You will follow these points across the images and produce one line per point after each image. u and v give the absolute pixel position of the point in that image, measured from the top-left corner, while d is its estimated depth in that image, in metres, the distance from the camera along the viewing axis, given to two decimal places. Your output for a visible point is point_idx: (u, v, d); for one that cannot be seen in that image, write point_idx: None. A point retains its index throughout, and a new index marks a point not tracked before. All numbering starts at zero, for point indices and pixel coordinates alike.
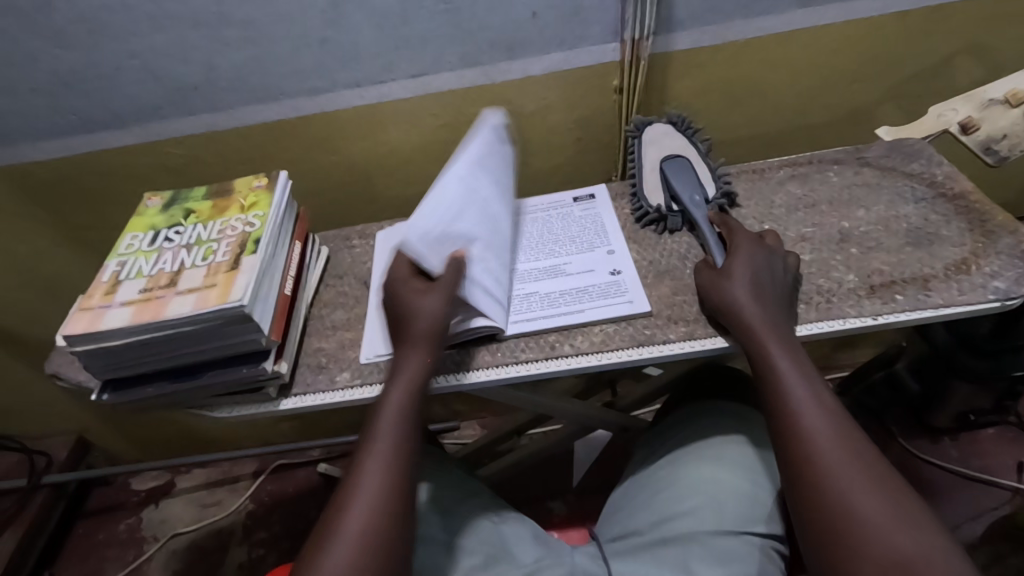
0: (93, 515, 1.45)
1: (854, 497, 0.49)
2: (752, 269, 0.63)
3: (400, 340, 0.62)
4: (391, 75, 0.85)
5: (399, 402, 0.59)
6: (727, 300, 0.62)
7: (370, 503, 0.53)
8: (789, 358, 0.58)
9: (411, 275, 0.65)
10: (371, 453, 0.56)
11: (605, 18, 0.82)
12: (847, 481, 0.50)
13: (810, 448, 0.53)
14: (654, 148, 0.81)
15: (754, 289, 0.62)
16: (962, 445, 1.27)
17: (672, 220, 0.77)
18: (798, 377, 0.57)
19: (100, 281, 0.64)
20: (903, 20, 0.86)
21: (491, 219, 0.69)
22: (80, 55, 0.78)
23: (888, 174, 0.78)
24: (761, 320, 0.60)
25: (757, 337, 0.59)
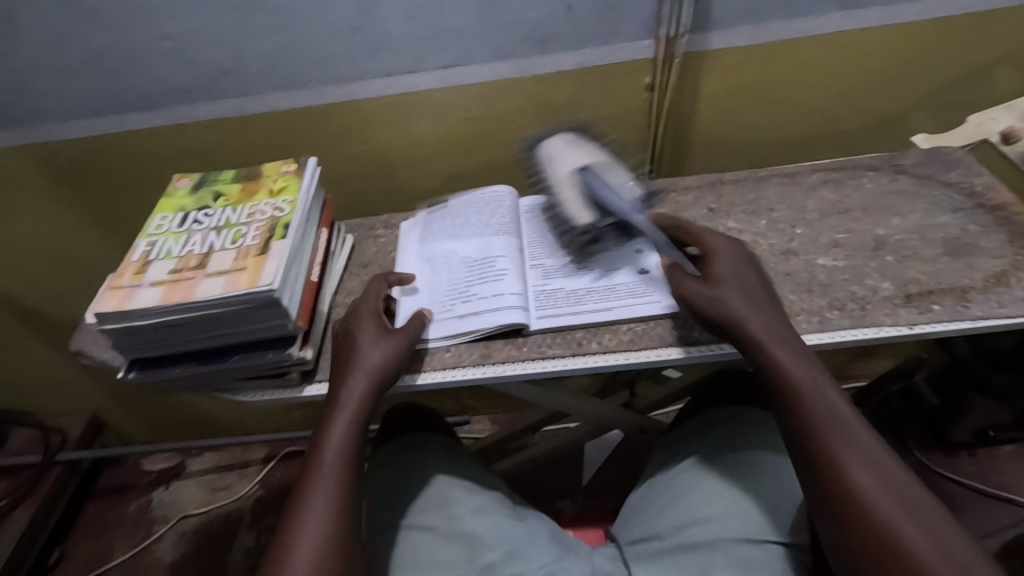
0: (104, 494, 1.46)
1: (890, 511, 0.49)
2: (733, 274, 0.62)
3: (340, 372, 0.63)
4: (422, 65, 0.84)
5: (341, 434, 0.60)
6: (724, 309, 0.60)
7: (315, 540, 0.54)
8: (799, 369, 0.56)
9: (361, 312, 0.66)
10: (316, 488, 0.57)
11: (640, 15, 0.81)
12: (879, 498, 0.50)
13: (837, 467, 0.52)
14: (566, 162, 0.78)
15: (745, 296, 0.61)
16: (979, 461, 1.23)
17: (606, 230, 0.74)
18: (810, 388, 0.56)
19: (130, 260, 0.64)
20: (945, 25, 0.85)
21: (455, 264, 0.75)
22: (114, 34, 0.78)
23: (925, 182, 0.77)
24: (760, 328, 0.59)
25: (764, 349, 0.58)
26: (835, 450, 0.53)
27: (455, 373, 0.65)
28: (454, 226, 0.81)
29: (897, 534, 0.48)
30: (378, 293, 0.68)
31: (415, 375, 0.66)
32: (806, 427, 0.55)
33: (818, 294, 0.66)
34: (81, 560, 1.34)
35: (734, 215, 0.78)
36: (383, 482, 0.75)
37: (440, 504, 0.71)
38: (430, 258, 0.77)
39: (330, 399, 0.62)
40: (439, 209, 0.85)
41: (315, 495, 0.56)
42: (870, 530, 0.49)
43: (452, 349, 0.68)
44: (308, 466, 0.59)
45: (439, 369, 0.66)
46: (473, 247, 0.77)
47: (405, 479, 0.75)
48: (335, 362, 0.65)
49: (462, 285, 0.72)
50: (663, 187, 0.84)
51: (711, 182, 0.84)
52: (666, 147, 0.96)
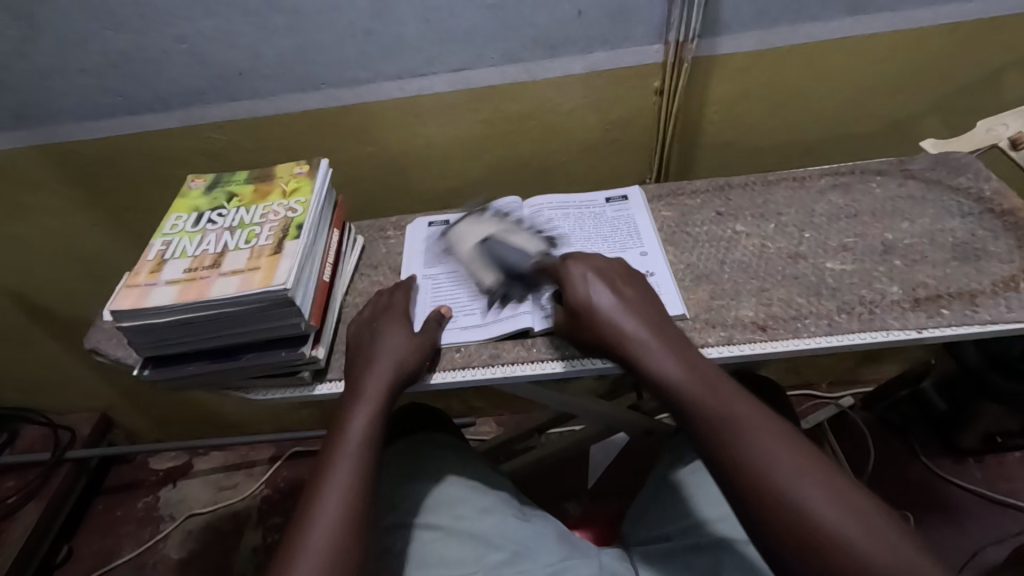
0: (112, 492, 1.47)
1: (795, 484, 0.48)
2: (597, 273, 0.64)
3: (364, 364, 0.64)
4: (433, 68, 0.85)
5: (362, 423, 0.61)
6: (602, 311, 0.61)
7: (335, 517, 0.54)
8: (678, 363, 0.58)
9: (392, 311, 0.69)
10: (338, 468, 0.57)
11: (650, 19, 0.82)
12: (783, 472, 0.49)
13: (735, 451, 0.52)
14: (466, 243, 0.80)
15: (614, 295, 0.62)
16: (987, 467, 1.23)
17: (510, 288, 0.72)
18: (697, 380, 0.56)
19: (146, 259, 0.65)
20: (954, 31, 0.85)
21: (463, 278, 0.76)
22: (130, 36, 0.80)
23: (933, 187, 0.78)
24: (636, 328, 0.60)
25: (643, 349, 0.59)
26: (730, 435, 0.52)
27: (465, 373, 0.66)
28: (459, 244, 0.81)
29: (805, 506, 0.47)
30: (396, 302, 0.70)
31: (424, 375, 0.66)
32: (702, 417, 0.54)
33: (826, 297, 0.67)
34: (88, 557, 1.35)
35: (742, 218, 0.79)
36: (393, 478, 0.76)
37: (450, 503, 0.72)
38: (437, 276, 0.77)
39: (351, 387, 0.64)
40: (440, 224, 0.86)
41: (334, 478, 0.57)
42: (779, 509, 0.48)
43: (461, 350, 0.68)
44: (328, 449, 0.60)
45: (450, 369, 0.66)
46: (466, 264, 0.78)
47: (416, 477, 0.75)
48: (357, 355, 0.66)
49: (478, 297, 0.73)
50: (671, 191, 0.85)
51: (719, 185, 0.84)
52: (674, 150, 0.97)
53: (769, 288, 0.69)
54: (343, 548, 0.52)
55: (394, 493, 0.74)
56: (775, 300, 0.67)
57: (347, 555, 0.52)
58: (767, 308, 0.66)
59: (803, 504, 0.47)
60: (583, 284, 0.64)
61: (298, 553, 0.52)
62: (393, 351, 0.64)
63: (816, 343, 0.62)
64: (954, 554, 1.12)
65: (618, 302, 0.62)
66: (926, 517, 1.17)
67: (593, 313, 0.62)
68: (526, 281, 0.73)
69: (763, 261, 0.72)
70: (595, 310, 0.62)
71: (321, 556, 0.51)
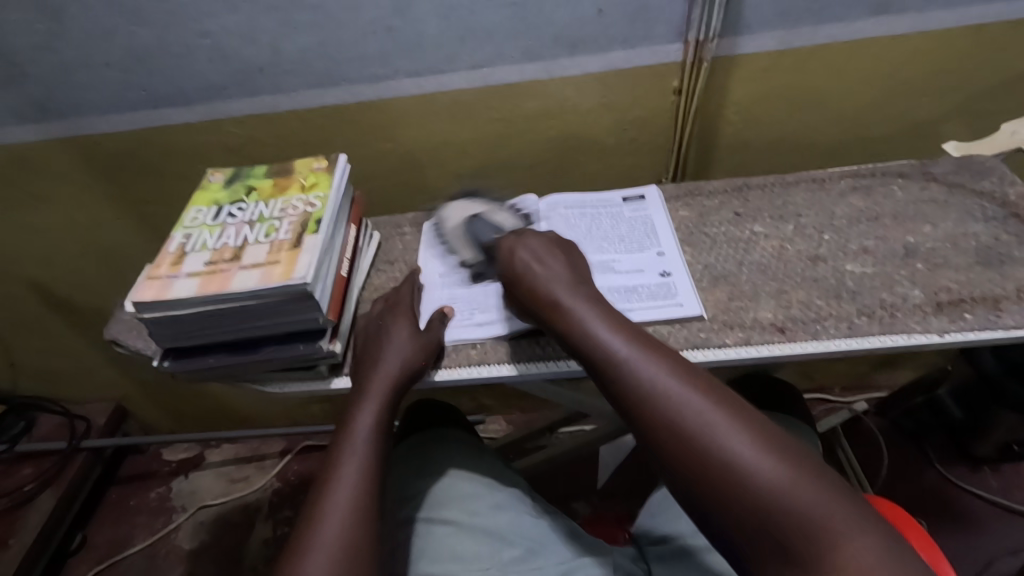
0: (125, 482, 1.48)
1: (708, 422, 0.47)
2: (525, 246, 0.64)
3: (370, 360, 0.65)
4: (452, 65, 0.85)
5: (368, 418, 0.61)
6: (528, 278, 0.61)
7: (344, 511, 0.54)
8: (597, 316, 0.56)
9: (398, 308, 0.69)
10: (347, 461, 0.58)
11: (671, 18, 0.81)
12: (697, 414, 0.47)
13: (647, 396, 0.49)
14: (455, 217, 0.79)
15: (540, 266, 0.62)
16: (1003, 475, 1.21)
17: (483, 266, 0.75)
18: (615, 332, 0.55)
19: (167, 252, 0.66)
20: (979, 33, 0.84)
21: (476, 277, 0.76)
22: (155, 31, 0.80)
23: (956, 191, 0.77)
24: (559, 290, 0.59)
25: (562, 307, 0.58)
26: (642, 382, 0.50)
27: (481, 369, 0.66)
28: None
29: (715, 443, 0.45)
30: (405, 299, 0.70)
31: (436, 371, 0.66)
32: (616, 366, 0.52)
33: (846, 300, 0.66)
34: (102, 545, 1.37)
35: (760, 219, 0.78)
36: (407, 474, 0.76)
37: (462, 498, 0.72)
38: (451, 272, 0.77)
39: (356, 382, 0.64)
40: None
41: (342, 472, 0.57)
42: (681, 447, 0.47)
43: (477, 346, 0.68)
44: (335, 443, 0.60)
45: (465, 365, 0.67)
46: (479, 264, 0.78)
47: (429, 471, 0.76)
48: (363, 353, 0.66)
49: (480, 295, 0.73)
50: (689, 190, 0.84)
51: (738, 185, 0.84)
52: (692, 150, 0.96)
53: (788, 290, 0.68)
54: (351, 538, 0.53)
55: (406, 489, 0.74)
56: (794, 302, 0.67)
57: (360, 548, 0.52)
58: (786, 310, 0.66)
59: (713, 442, 0.46)
60: (512, 258, 0.64)
61: (310, 546, 0.52)
62: (397, 348, 0.64)
63: (835, 346, 0.62)
64: (968, 563, 1.10)
65: (540, 269, 0.62)
66: (940, 525, 1.16)
67: (520, 283, 0.62)
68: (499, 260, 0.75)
69: (782, 262, 0.72)
70: (521, 280, 0.62)
71: (332, 549, 0.52)
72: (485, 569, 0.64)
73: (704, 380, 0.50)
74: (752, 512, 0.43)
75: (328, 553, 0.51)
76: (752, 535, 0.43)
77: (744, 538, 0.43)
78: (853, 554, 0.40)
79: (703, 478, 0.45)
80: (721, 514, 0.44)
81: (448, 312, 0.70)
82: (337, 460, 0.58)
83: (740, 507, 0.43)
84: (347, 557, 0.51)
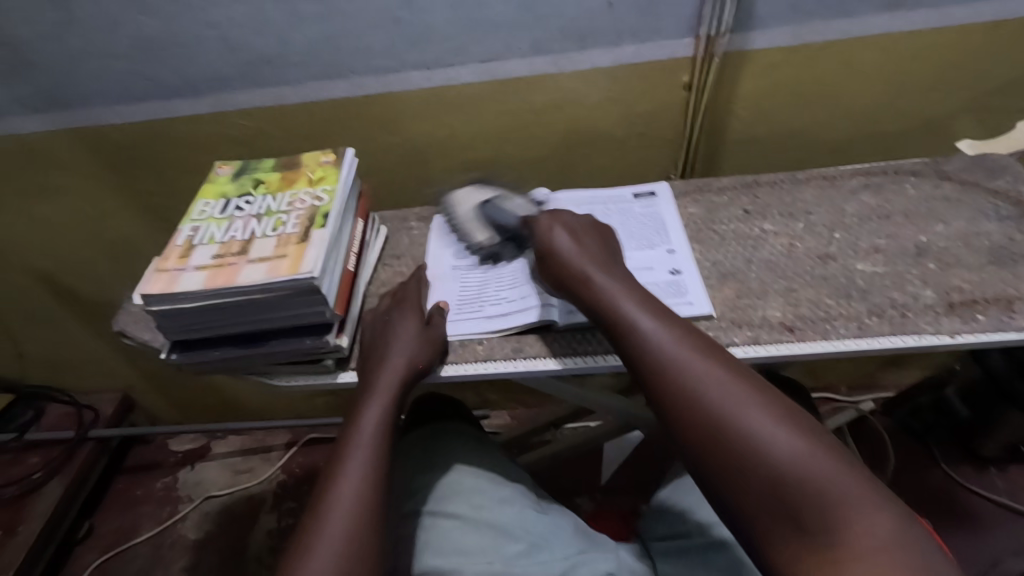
0: (132, 471, 1.49)
1: (728, 402, 0.46)
2: (563, 223, 0.64)
3: (379, 354, 0.65)
4: (461, 59, 0.85)
5: (375, 414, 0.61)
6: (559, 256, 0.62)
7: (351, 505, 0.54)
8: (627, 293, 0.57)
9: (407, 303, 0.69)
10: (353, 456, 0.58)
11: (682, 12, 0.81)
12: (719, 392, 0.47)
13: (670, 375, 0.50)
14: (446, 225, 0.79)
15: (578, 243, 0.62)
16: (1010, 477, 1.20)
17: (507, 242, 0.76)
18: (642, 309, 0.55)
19: (174, 245, 0.66)
20: (995, 29, 0.83)
21: (485, 271, 0.76)
22: (163, 22, 0.80)
23: (970, 190, 0.76)
24: (591, 268, 0.60)
25: (586, 285, 0.59)
26: (666, 360, 0.50)
27: (487, 366, 0.66)
28: None
29: (732, 422, 0.45)
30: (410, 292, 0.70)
31: (439, 366, 0.66)
32: (644, 343, 0.52)
33: (856, 299, 0.65)
34: (109, 534, 1.38)
35: (770, 217, 0.78)
36: (412, 469, 0.76)
37: (467, 493, 0.72)
38: (461, 266, 0.77)
39: (363, 378, 0.64)
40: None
41: (348, 466, 0.57)
42: (689, 413, 0.47)
43: (484, 342, 0.68)
44: (342, 437, 0.60)
45: (471, 361, 0.67)
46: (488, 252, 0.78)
47: (435, 467, 0.76)
48: (370, 348, 0.66)
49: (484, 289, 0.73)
50: (697, 187, 0.84)
51: (748, 182, 0.83)
52: (701, 147, 0.95)
53: (798, 289, 0.68)
54: (357, 532, 0.53)
55: (410, 483, 0.74)
56: (803, 301, 0.66)
57: (366, 543, 0.52)
58: (795, 309, 0.65)
59: (734, 422, 0.45)
60: (548, 236, 0.63)
61: (316, 539, 0.52)
62: (404, 344, 0.64)
63: (844, 345, 0.61)
64: (973, 564, 1.10)
65: (575, 246, 0.62)
66: (945, 525, 1.15)
67: (556, 259, 0.62)
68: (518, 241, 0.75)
69: (792, 260, 0.71)
70: (557, 256, 0.62)
71: (338, 542, 0.52)
72: (489, 564, 0.64)
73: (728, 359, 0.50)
74: (768, 493, 0.43)
75: (334, 546, 0.51)
76: (760, 502, 0.43)
77: (760, 520, 0.43)
78: (866, 531, 0.40)
79: (720, 456, 0.45)
80: (730, 484, 0.44)
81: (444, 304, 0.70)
82: (343, 455, 0.58)
83: (746, 473, 0.44)
84: (351, 551, 0.51)
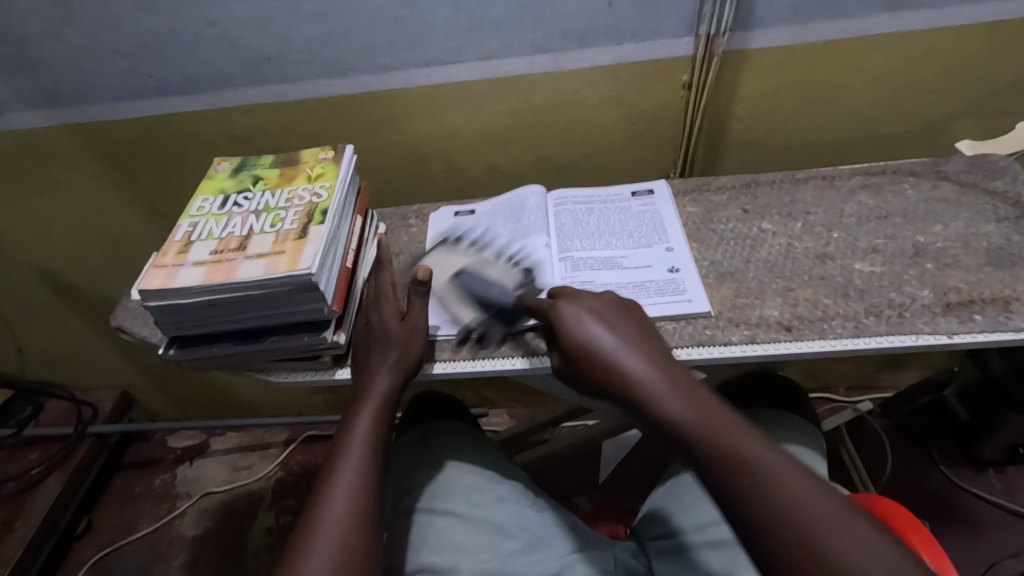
0: (131, 468, 1.50)
1: (788, 506, 0.44)
2: (592, 310, 0.59)
3: (366, 368, 0.64)
4: (460, 57, 0.85)
5: (365, 425, 0.60)
6: (587, 335, 0.57)
7: (344, 512, 0.54)
8: (683, 402, 0.51)
9: (385, 300, 0.67)
10: (346, 463, 0.58)
11: (682, 11, 0.80)
12: (800, 515, 0.43)
13: (751, 500, 0.45)
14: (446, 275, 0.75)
15: (607, 325, 0.57)
16: (1008, 478, 1.20)
17: (489, 326, 0.69)
18: (706, 425, 0.49)
19: (173, 240, 0.66)
20: (995, 30, 0.83)
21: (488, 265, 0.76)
22: (163, 19, 0.80)
23: (968, 191, 0.76)
24: (631, 370, 0.54)
25: (629, 377, 0.53)
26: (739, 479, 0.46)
27: (484, 363, 0.66)
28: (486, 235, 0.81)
29: (795, 527, 0.43)
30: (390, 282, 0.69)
31: (430, 364, 0.66)
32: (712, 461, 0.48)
33: (854, 300, 0.65)
34: (107, 530, 1.38)
35: (769, 216, 0.78)
36: (407, 468, 0.76)
37: (464, 491, 0.72)
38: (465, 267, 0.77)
39: (354, 387, 0.64)
40: (466, 214, 0.85)
41: (341, 473, 0.57)
42: (765, 524, 0.44)
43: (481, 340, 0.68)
44: (334, 447, 0.60)
45: (469, 358, 0.66)
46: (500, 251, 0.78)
47: (431, 465, 0.75)
48: (359, 356, 0.66)
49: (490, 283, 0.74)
50: (696, 186, 0.84)
51: (746, 182, 0.83)
52: (700, 147, 0.96)
53: (795, 288, 0.68)
54: (352, 540, 0.52)
55: (408, 480, 0.74)
56: (801, 300, 0.66)
57: (359, 548, 0.52)
58: (793, 308, 0.65)
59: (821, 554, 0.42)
60: (578, 326, 0.58)
61: (310, 545, 0.52)
62: (391, 348, 0.64)
63: (842, 345, 0.61)
64: (971, 565, 1.10)
65: (618, 339, 0.56)
66: (942, 526, 1.15)
67: (591, 354, 0.56)
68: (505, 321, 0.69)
69: (790, 259, 0.71)
70: (590, 352, 0.56)
71: (333, 550, 0.51)
72: (485, 561, 0.65)
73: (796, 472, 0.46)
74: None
75: (327, 554, 0.51)
76: None
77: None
78: None
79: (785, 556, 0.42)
80: None
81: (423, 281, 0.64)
82: (336, 460, 0.58)
83: None
84: (346, 554, 0.51)
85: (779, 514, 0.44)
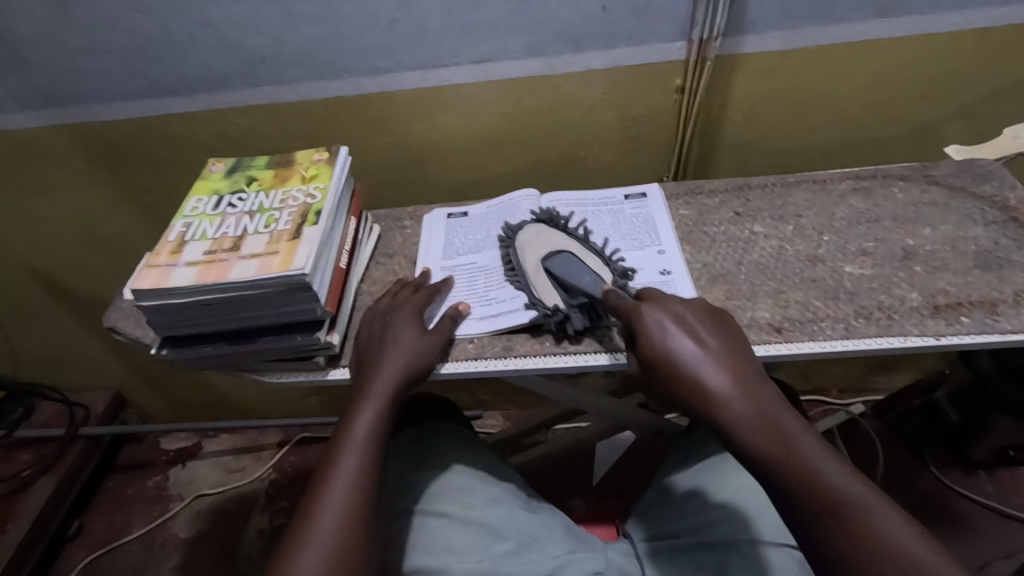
0: (123, 469, 1.49)
1: (885, 559, 0.42)
2: (676, 318, 0.56)
3: (370, 366, 0.63)
4: (455, 59, 0.85)
5: (366, 421, 0.60)
6: (665, 352, 0.54)
7: (339, 512, 0.54)
8: (769, 430, 0.48)
9: (404, 308, 0.68)
10: (344, 461, 0.57)
11: (675, 15, 0.81)
12: (890, 563, 0.41)
13: (846, 547, 0.43)
14: (534, 252, 0.73)
15: (690, 338, 0.54)
16: (999, 481, 1.21)
17: (574, 313, 0.66)
18: (795, 457, 0.47)
19: (166, 240, 0.66)
20: (983, 37, 0.84)
21: (475, 270, 0.76)
22: (159, 20, 0.80)
23: (957, 194, 0.77)
24: (706, 373, 0.52)
25: (711, 398, 0.51)
26: (832, 524, 0.44)
27: (477, 364, 0.66)
28: (474, 239, 0.81)
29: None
30: (416, 302, 0.69)
31: (439, 364, 0.66)
32: (808, 500, 0.45)
33: (844, 301, 0.66)
34: (99, 532, 1.38)
35: (761, 219, 0.78)
36: (401, 468, 0.76)
37: (458, 492, 0.72)
38: (452, 272, 0.77)
39: (356, 384, 0.64)
40: (459, 216, 0.86)
41: (340, 471, 0.57)
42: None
43: (474, 340, 0.68)
44: (333, 445, 0.59)
45: (462, 360, 0.67)
46: (491, 256, 0.78)
47: (424, 466, 0.76)
48: (363, 354, 0.65)
49: (477, 288, 0.74)
50: (690, 189, 0.84)
51: (739, 185, 0.84)
52: (693, 150, 0.96)
53: (786, 291, 0.68)
54: (348, 540, 0.53)
55: (403, 480, 0.74)
56: (792, 302, 0.67)
57: (354, 549, 0.52)
58: (783, 311, 0.66)
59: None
60: (658, 338, 0.55)
61: (306, 541, 0.52)
62: (401, 351, 0.64)
63: (831, 346, 0.62)
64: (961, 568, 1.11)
65: (702, 355, 0.53)
66: (933, 527, 1.16)
67: (674, 370, 0.53)
68: (591, 311, 0.67)
69: (781, 262, 0.72)
70: (672, 368, 0.53)
71: (329, 550, 0.52)
72: (478, 562, 0.65)
73: (895, 520, 0.43)
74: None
75: (323, 553, 0.51)
76: None
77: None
78: None
79: None
80: None
81: (460, 312, 0.69)
82: (335, 458, 0.58)
83: None
84: (342, 550, 0.52)
85: (873, 565, 0.42)
